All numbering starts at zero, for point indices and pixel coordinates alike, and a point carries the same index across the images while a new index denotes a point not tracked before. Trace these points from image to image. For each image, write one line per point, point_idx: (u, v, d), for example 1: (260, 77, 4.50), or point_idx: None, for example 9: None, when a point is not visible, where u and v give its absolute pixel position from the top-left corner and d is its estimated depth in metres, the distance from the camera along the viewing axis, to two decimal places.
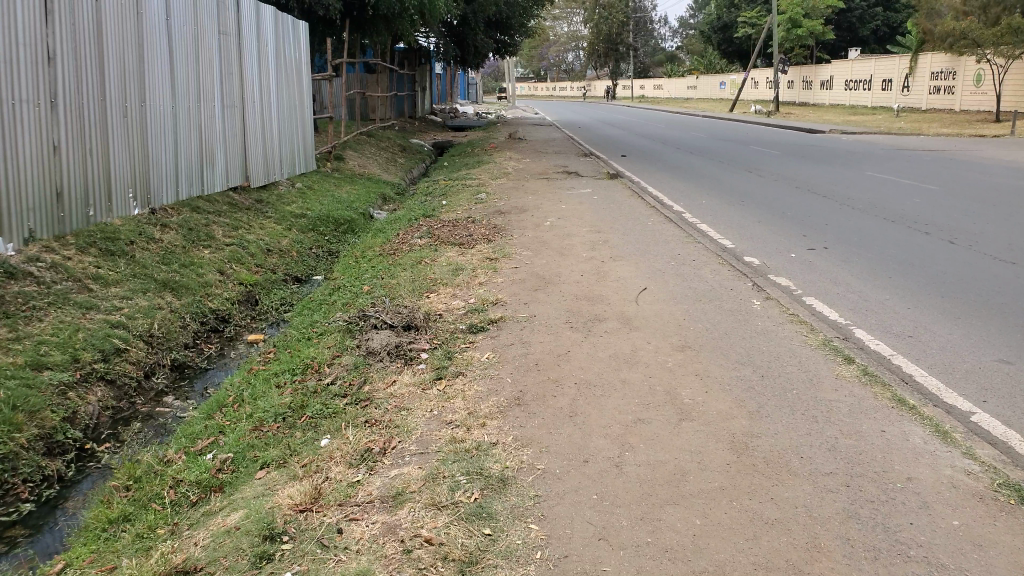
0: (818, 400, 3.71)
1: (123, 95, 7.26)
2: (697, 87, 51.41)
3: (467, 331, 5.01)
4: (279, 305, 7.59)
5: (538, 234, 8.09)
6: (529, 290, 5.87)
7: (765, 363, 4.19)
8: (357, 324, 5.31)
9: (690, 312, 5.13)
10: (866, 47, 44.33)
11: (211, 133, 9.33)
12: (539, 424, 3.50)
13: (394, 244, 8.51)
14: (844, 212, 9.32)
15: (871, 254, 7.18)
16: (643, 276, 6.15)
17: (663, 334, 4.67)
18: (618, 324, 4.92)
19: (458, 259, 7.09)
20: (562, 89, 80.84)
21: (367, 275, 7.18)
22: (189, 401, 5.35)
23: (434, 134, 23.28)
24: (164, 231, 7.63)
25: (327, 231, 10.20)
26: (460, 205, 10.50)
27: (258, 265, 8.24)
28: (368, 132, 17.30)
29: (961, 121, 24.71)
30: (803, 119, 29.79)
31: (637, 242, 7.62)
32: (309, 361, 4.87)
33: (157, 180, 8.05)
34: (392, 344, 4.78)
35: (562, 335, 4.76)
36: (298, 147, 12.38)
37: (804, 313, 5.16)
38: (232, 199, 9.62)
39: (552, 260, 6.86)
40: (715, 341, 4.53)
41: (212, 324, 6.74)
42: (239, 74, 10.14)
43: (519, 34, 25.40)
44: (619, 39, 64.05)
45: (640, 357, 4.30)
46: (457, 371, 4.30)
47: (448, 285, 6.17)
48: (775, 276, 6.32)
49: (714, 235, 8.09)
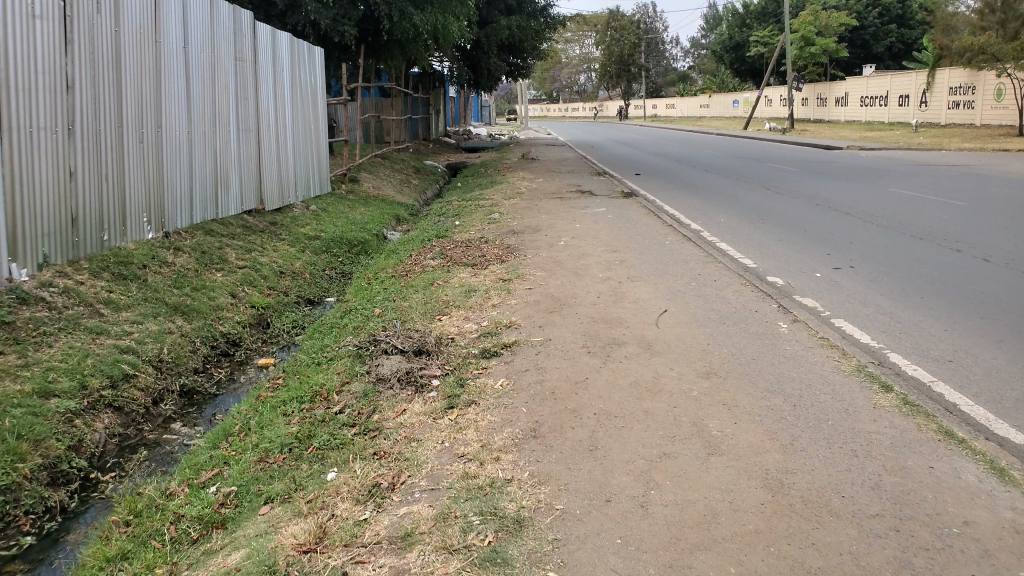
0: (856, 432, 3.47)
1: (140, 121, 7.16)
2: (711, 106, 51.32)
3: (481, 356, 4.77)
4: (290, 328, 7.41)
5: (553, 254, 7.89)
6: (544, 312, 5.66)
7: (796, 392, 3.95)
8: (367, 349, 5.09)
9: (714, 336, 4.90)
10: (881, 63, 44.14)
11: (226, 156, 9.23)
12: (557, 459, 3.27)
13: (407, 265, 8.34)
14: (869, 229, 9.08)
15: (901, 273, 6.94)
16: (663, 298, 5.91)
17: (686, 360, 4.44)
18: (639, 348, 4.69)
19: (471, 280, 6.89)
20: (575, 109, 81.02)
21: (380, 297, 6.98)
22: (196, 428, 5.10)
23: (447, 155, 23.24)
24: (176, 255, 7.50)
25: (339, 253, 10.05)
26: (473, 225, 10.34)
27: (269, 287, 8.09)
28: (382, 153, 17.24)
29: (982, 136, 24.41)
30: (819, 136, 29.58)
31: (655, 261, 7.40)
32: (318, 388, 4.63)
33: (172, 204, 7.94)
34: (403, 370, 4.53)
35: (580, 360, 4.54)
36: (312, 169, 12.30)
37: (835, 336, 4.94)
38: (245, 221, 9.50)
39: (568, 281, 6.65)
40: (742, 367, 4.30)
41: (223, 348, 6.56)
42: (255, 98, 10.07)
43: (533, 56, 25.40)
44: (631, 58, 64.17)
45: (663, 384, 4.07)
46: (471, 399, 4.05)
47: (460, 307, 5.96)
48: (801, 297, 6.09)
49: (735, 254, 7.86)
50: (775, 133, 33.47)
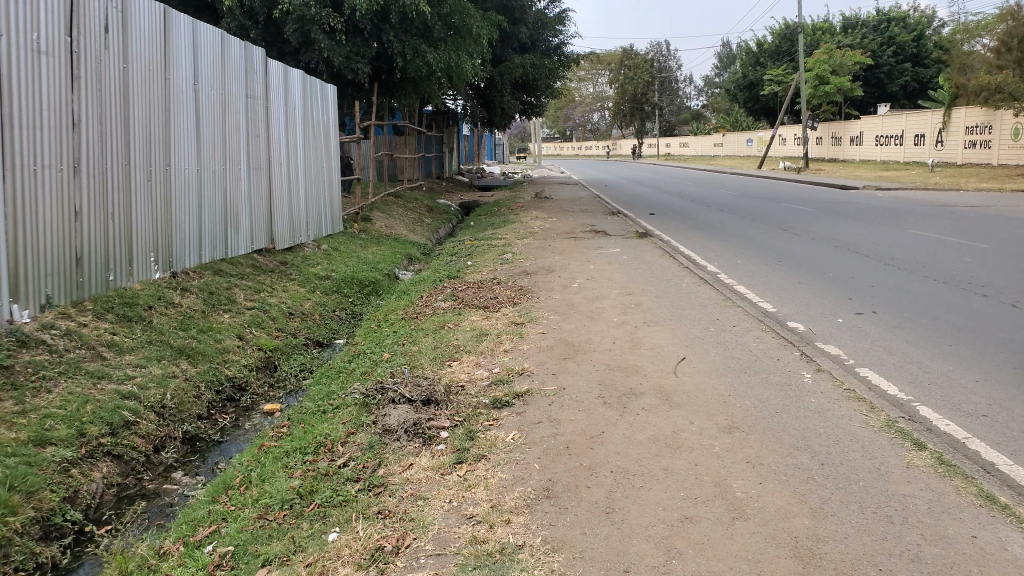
0: (891, 495, 3.25)
1: (148, 158, 7.14)
2: (725, 145, 51.44)
3: (492, 407, 4.61)
4: (298, 372, 7.27)
5: (567, 297, 7.75)
6: (558, 359, 5.49)
7: (824, 448, 3.75)
8: (375, 397, 4.94)
9: (735, 386, 4.71)
10: (896, 103, 44.17)
11: (236, 195, 9.21)
12: (571, 522, 3.09)
13: (418, 306, 8.21)
14: (889, 273, 8.88)
15: (925, 319, 6.73)
16: (680, 344, 5.74)
17: (707, 413, 4.25)
18: (657, 399, 4.50)
19: (483, 324, 6.75)
20: (589, 148, 81.58)
21: (390, 341, 6.85)
22: (198, 478, 4.99)
23: (461, 194, 23.31)
24: (184, 295, 7.42)
25: (351, 293, 9.95)
26: (486, 265, 10.23)
27: (278, 329, 7.98)
28: (396, 192, 17.27)
29: (1000, 176, 24.18)
30: (835, 176, 29.44)
31: (671, 305, 7.22)
32: (322, 439, 4.48)
33: (180, 243, 7.88)
34: (410, 421, 4.36)
35: (595, 411, 4.36)
36: (324, 207, 12.28)
37: (861, 387, 4.73)
38: (256, 261, 9.45)
39: (582, 325, 6.49)
40: (766, 421, 4.10)
41: (228, 393, 6.43)
42: (266, 136, 10.09)
43: (546, 95, 25.55)
44: (645, 98, 64.65)
45: (683, 439, 3.88)
46: (481, 454, 3.88)
47: (471, 352, 5.81)
48: (823, 344, 5.89)
49: (753, 298, 7.68)
50: (790, 172, 33.39)
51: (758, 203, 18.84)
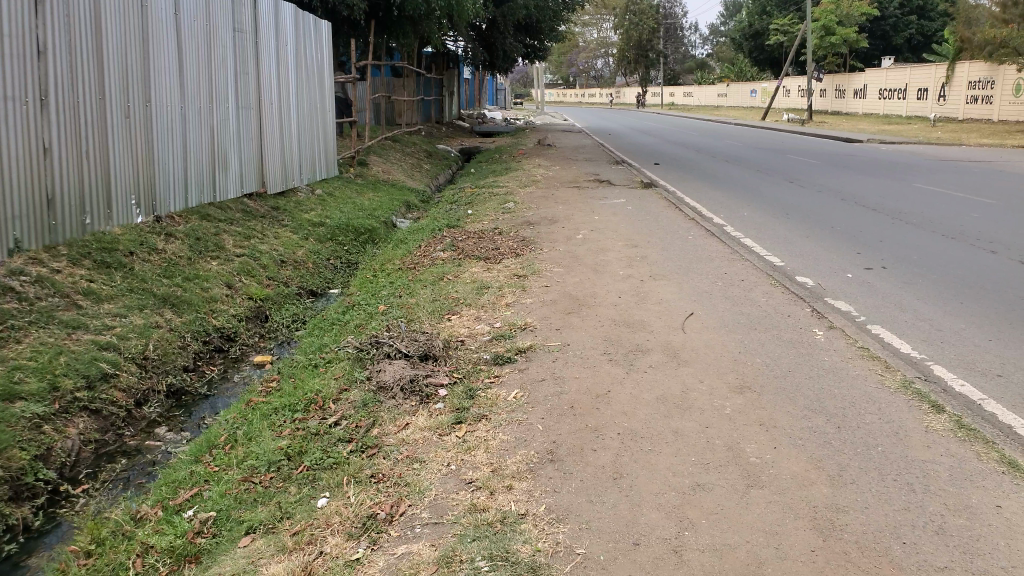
0: (912, 460, 3.03)
1: (125, 94, 6.83)
2: (728, 95, 50.54)
3: (492, 363, 4.45)
4: (290, 322, 7.10)
5: (570, 248, 7.52)
6: (560, 314, 5.28)
7: (841, 410, 3.55)
8: (368, 351, 4.79)
9: (745, 344, 4.51)
10: (902, 56, 43.39)
11: (224, 137, 8.89)
12: (576, 489, 2.94)
13: (416, 256, 7.97)
14: (897, 227, 8.62)
15: (936, 275, 6.48)
16: (687, 299, 5.54)
17: (717, 372, 4.07)
18: (664, 357, 4.32)
19: (483, 275, 6.53)
20: (591, 96, 80.35)
21: (386, 292, 6.64)
22: (182, 434, 4.89)
23: (460, 140, 22.83)
24: (168, 241, 7.18)
25: (346, 241, 9.69)
26: (486, 215, 9.95)
27: (270, 277, 7.76)
28: (394, 136, 16.85)
29: (1000, 132, 23.68)
30: (837, 128, 28.93)
31: (677, 258, 7.00)
32: (312, 396, 4.39)
33: (164, 186, 7.62)
34: (407, 377, 4.24)
35: (602, 369, 4.18)
36: (318, 151, 11.94)
37: (872, 345, 4.48)
38: (246, 206, 9.17)
39: (585, 278, 6.28)
40: (779, 381, 3.91)
41: (216, 343, 6.28)
42: (256, 75, 9.72)
43: (550, 39, 24.90)
44: (648, 45, 63.33)
45: (693, 400, 3.70)
46: (481, 414, 3.75)
47: (471, 305, 5.62)
48: (832, 300, 5.69)
49: (760, 251, 7.46)
50: (793, 124, 32.80)
51: (763, 154, 18.44)
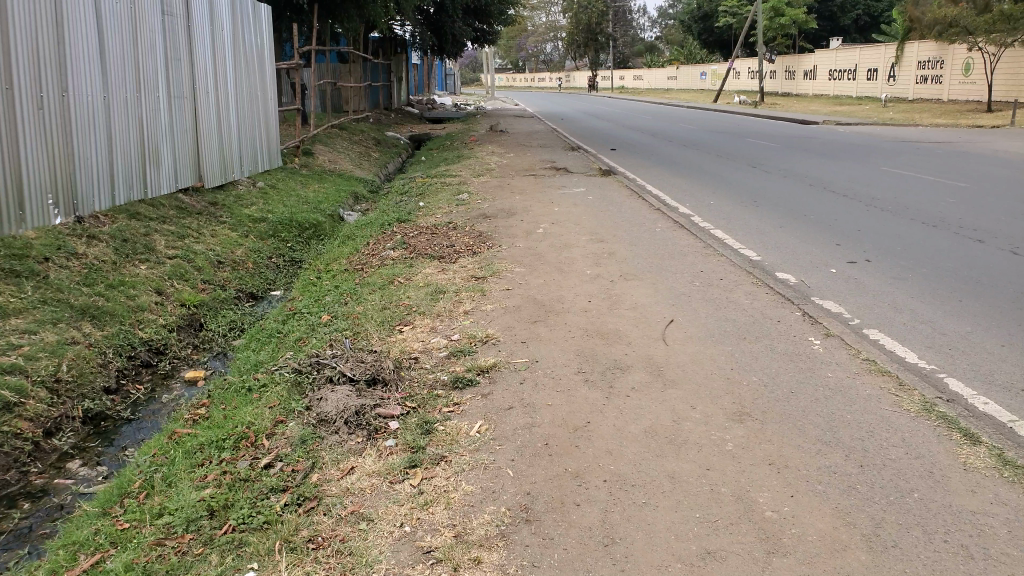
0: (957, 512, 2.55)
1: (34, 80, 6.09)
2: (678, 78, 50.37)
3: (451, 387, 3.85)
4: (227, 331, 6.38)
5: (531, 245, 6.95)
6: (526, 323, 4.72)
7: (858, 443, 3.07)
8: (309, 375, 4.15)
9: (737, 358, 4.01)
10: (848, 37, 43.77)
11: (156, 128, 8.09)
12: (560, 563, 2.40)
13: (364, 255, 7.32)
14: (872, 215, 8.27)
15: (924, 268, 6.11)
16: (664, 303, 5.02)
17: (710, 394, 3.55)
18: (648, 376, 3.79)
19: (438, 277, 5.92)
20: (542, 79, 79.63)
21: (330, 298, 5.99)
22: (97, 469, 4.18)
23: (411, 127, 22.02)
24: (90, 244, 6.43)
25: (289, 237, 8.96)
26: (438, 207, 9.32)
27: (204, 281, 7.02)
28: (340, 123, 16.03)
29: (952, 111, 23.88)
30: (789, 110, 28.89)
31: (649, 254, 6.50)
32: (243, 429, 3.73)
33: (86, 182, 6.85)
34: (351, 408, 3.62)
35: (578, 393, 3.62)
36: (260, 142, 11.11)
37: (878, 356, 4.04)
38: (180, 202, 8.38)
39: (550, 279, 5.73)
40: (781, 407, 3.41)
41: (143, 358, 5.55)
42: (190, 60, 8.89)
43: (500, 23, 24.23)
44: (599, 28, 62.84)
45: (686, 433, 3.17)
46: (441, 455, 3.16)
47: (425, 314, 5.01)
48: (820, 299, 5.23)
49: (735, 244, 7.00)
50: (746, 106, 32.72)
51: (721, 137, 18.08)
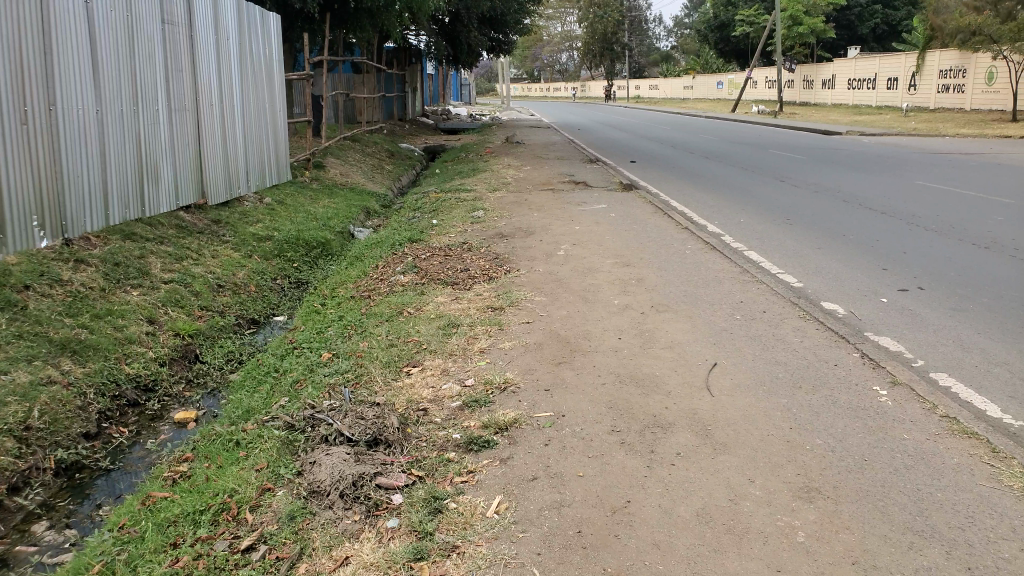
0: None
1: (18, 94, 5.67)
2: (694, 87, 49.84)
3: (465, 449, 3.34)
4: (224, 364, 5.90)
5: (552, 269, 6.44)
6: (549, 364, 4.21)
7: (959, 535, 2.53)
8: (302, 433, 3.65)
9: (795, 414, 3.47)
10: (866, 47, 43.10)
11: (155, 142, 7.66)
12: None
13: (372, 279, 6.84)
14: (915, 235, 7.71)
15: (985, 297, 5.54)
16: (703, 342, 4.49)
17: (770, 464, 3.02)
18: (694, 438, 3.26)
19: (451, 308, 5.42)
20: (557, 89, 79.43)
21: (332, 331, 5.51)
22: (65, 533, 3.69)
23: (426, 138, 21.63)
24: (77, 269, 6.00)
25: (295, 256, 8.50)
26: (452, 224, 8.83)
27: (202, 307, 6.56)
28: (353, 135, 15.63)
29: (976, 121, 23.19)
30: (809, 120, 28.26)
31: (680, 281, 5.97)
32: (224, 500, 3.23)
33: (77, 201, 6.43)
34: (348, 478, 3.12)
35: (613, 462, 3.11)
36: (267, 155, 10.67)
37: (958, 408, 3.50)
38: (181, 220, 7.94)
39: (575, 310, 5.22)
40: (856, 481, 2.87)
41: (129, 397, 5.07)
42: (192, 70, 8.45)
43: (516, 33, 23.84)
44: (615, 37, 62.42)
45: (747, 518, 2.66)
46: (452, 544, 2.65)
47: (436, 353, 4.51)
48: (875, 335, 4.68)
49: (773, 269, 6.46)
50: (765, 116, 32.11)
51: (744, 149, 17.54)
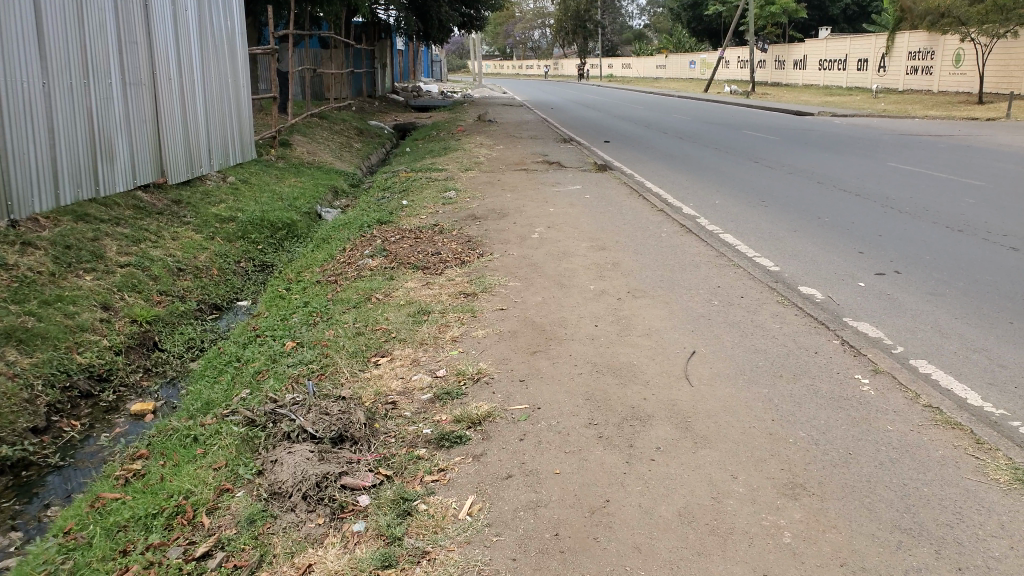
0: None
1: None
2: (667, 66, 49.74)
3: (435, 446, 3.19)
4: (184, 353, 5.67)
5: (525, 253, 6.29)
6: (524, 354, 4.07)
7: (948, 533, 2.45)
8: (264, 430, 3.48)
9: (777, 405, 3.37)
10: (836, 27, 43.28)
11: (109, 118, 7.34)
12: None
13: (340, 263, 6.63)
14: (889, 217, 7.68)
15: (962, 281, 5.51)
16: (681, 329, 4.38)
17: (751, 458, 2.92)
18: (674, 431, 3.16)
19: (421, 294, 5.25)
20: (530, 67, 78.76)
21: (297, 318, 5.31)
22: (9, 536, 3.48)
23: (396, 116, 21.25)
24: (25, 253, 5.72)
25: (260, 239, 8.24)
26: (423, 205, 8.63)
27: (161, 292, 6.31)
28: (321, 113, 15.25)
29: (944, 103, 23.38)
30: (780, 100, 28.30)
31: (656, 265, 5.86)
32: (179, 503, 3.06)
33: (23, 180, 6.14)
34: (312, 478, 2.96)
35: (591, 457, 2.99)
36: (230, 132, 10.32)
37: (942, 397, 3.43)
38: (139, 201, 7.64)
39: (549, 296, 5.08)
40: (841, 476, 2.78)
41: (82, 389, 4.85)
42: (148, 44, 8.10)
43: (488, 8, 23.45)
44: (587, 15, 61.96)
45: (730, 518, 2.56)
46: (422, 550, 2.51)
47: (406, 342, 4.35)
48: (854, 321, 4.61)
49: (748, 252, 6.38)
50: (737, 96, 32.11)
51: (717, 129, 17.47)
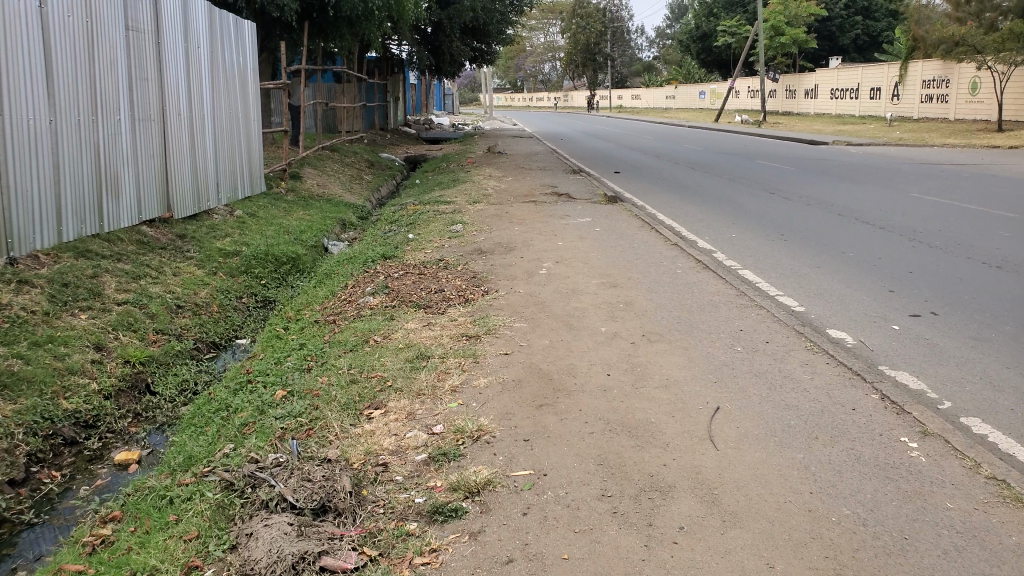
0: None
1: None
2: (676, 96, 49.71)
3: (428, 520, 2.81)
4: (176, 397, 5.32)
5: (533, 290, 5.94)
6: (530, 408, 3.69)
7: None
8: (242, 496, 3.11)
9: (815, 473, 2.98)
10: (846, 56, 43.14)
11: (117, 154, 7.12)
12: None
13: (340, 301, 6.30)
14: (918, 252, 7.28)
15: (1007, 324, 5.09)
16: (703, 380, 3.99)
17: (792, 543, 2.52)
18: (699, 505, 2.77)
19: (422, 336, 4.90)
20: (541, 99, 79.13)
21: (292, 361, 4.97)
22: None
23: (406, 147, 21.09)
24: (20, 291, 5.44)
25: (263, 273, 7.94)
26: (429, 239, 8.32)
27: (157, 330, 5.99)
28: (331, 145, 15.08)
29: (961, 130, 22.99)
30: (793, 129, 27.98)
31: (675, 305, 5.49)
32: None
33: (24, 217, 5.88)
34: (287, 559, 2.59)
35: (604, 540, 2.60)
36: (238, 165, 10.10)
37: (1005, 465, 3.01)
38: (142, 235, 7.38)
39: (558, 339, 4.72)
40: (899, 569, 2.37)
41: (66, 436, 4.51)
42: (158, 79, 7.90)
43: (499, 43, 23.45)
44: (597, 47, 62.31)
45: None
46: None
47: (402, 392, 3.99)
48: (892, 371, 4.21)
49: (771, 291, 5.99)
50: (749, 125, 31.84)
51: (730, 159, 17.13)
